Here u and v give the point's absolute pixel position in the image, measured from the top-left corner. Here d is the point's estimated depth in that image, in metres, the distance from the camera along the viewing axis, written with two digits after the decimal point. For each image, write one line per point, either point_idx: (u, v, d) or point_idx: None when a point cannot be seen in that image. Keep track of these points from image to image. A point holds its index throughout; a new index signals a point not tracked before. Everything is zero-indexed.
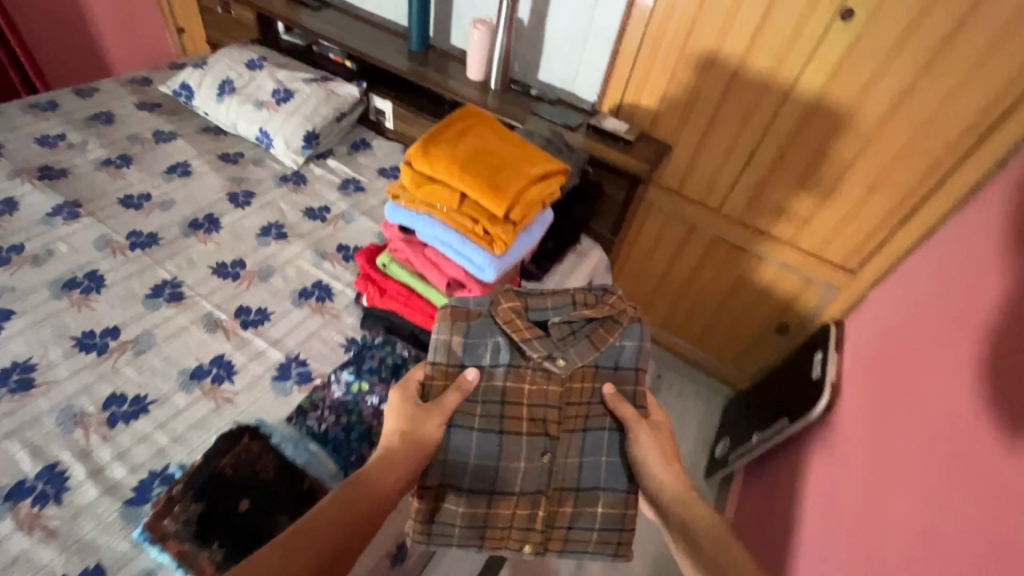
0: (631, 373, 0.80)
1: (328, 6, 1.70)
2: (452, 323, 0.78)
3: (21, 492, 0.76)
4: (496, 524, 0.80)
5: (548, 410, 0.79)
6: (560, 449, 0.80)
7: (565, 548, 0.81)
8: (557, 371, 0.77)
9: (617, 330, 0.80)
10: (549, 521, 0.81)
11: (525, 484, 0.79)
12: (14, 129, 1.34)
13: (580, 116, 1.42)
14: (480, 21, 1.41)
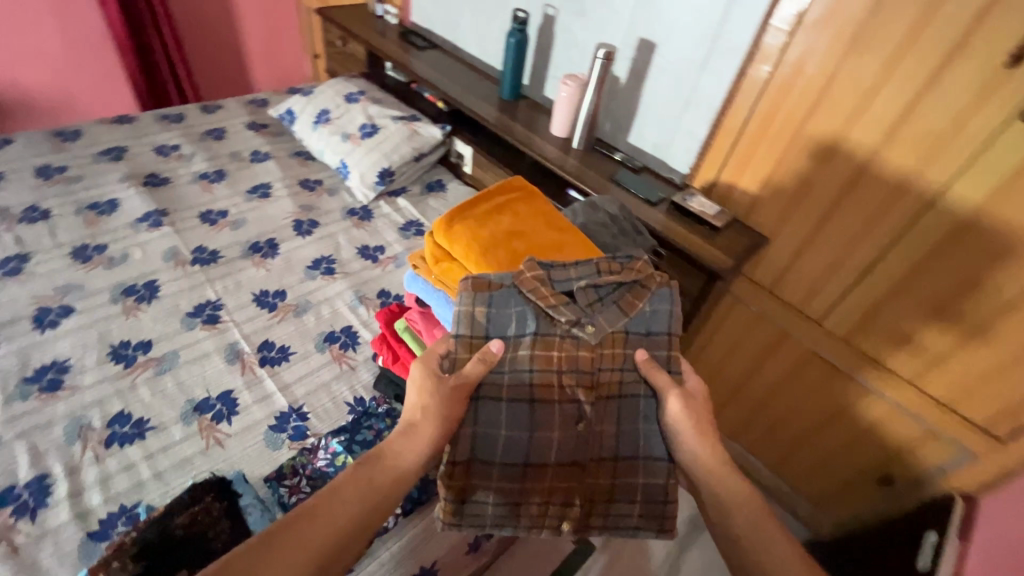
0: (666, 338, 0.77)
1: (434, 47, 1.73)
2: (476, 296, 0.76)
3: (7, 498, 0.78)
4: (529, 500, 0.74)
5: (579, 385, 0.74)
6: (599, 415, 0.75)
7: (606, 523, 0.77)
8: (586, 338, 0.75)
9: (647, 295, 0.78)
10: (589, 496, 0.76)
11: (562, 454, 0.73)
12: (142, 136, 1.50)
13: (664, 192, 1.26)
14: (571, 76, 1.32)
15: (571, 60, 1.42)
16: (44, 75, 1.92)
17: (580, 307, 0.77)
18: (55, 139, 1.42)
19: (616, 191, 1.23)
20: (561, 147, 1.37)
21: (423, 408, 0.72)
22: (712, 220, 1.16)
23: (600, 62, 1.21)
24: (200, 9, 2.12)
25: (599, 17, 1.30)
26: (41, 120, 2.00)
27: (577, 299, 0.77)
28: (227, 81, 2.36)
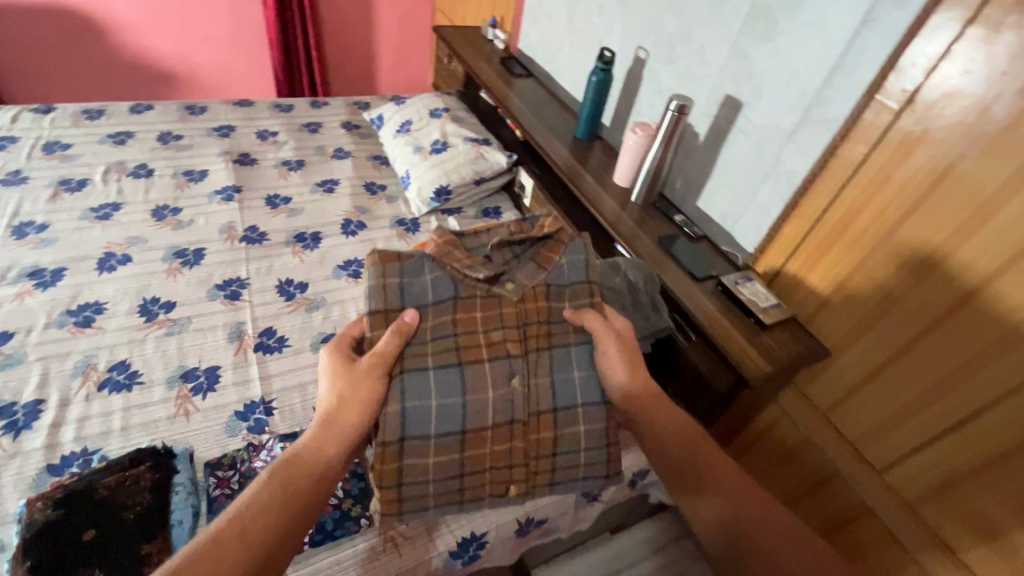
0: (586, 287, 0.84)
1: (529, 77, 1.73)
2: (385, 270, 0.78)
3: (6, 412, 0.88)
4: (472, 470, 0.76)
5: (508, 343, 0.79)
6: (533, 369, 0.80)
7: (554, 481, 0.81)
8: (508, 295, 0.81)
9: (562, 248, 0.85)
10: (532, 454, 0.79)
11: (498, 414, 0.77)
12: (251, 119, 1.68)
13: (715, 268, 1.09)
14: (641, 125, 1.21)
15: (653, 107, 1.31)
16: (208, 58, 2.25)
17: (499, 265, 0.83)
18: (184, 111, 1.65)
19: (664, 264, 1.08)
20: (618, 197, 1.26)
21: (339, 396, 0.71)
22: (761, 314, 0.97)
23: (672, 116, 1.09)
24: (344, 16, 2.35)
25: (688, 67, 1.18)
26: (200, 94, 2.35)
27: (494, 259, 0.83)
28: (355, 82, 2.58)
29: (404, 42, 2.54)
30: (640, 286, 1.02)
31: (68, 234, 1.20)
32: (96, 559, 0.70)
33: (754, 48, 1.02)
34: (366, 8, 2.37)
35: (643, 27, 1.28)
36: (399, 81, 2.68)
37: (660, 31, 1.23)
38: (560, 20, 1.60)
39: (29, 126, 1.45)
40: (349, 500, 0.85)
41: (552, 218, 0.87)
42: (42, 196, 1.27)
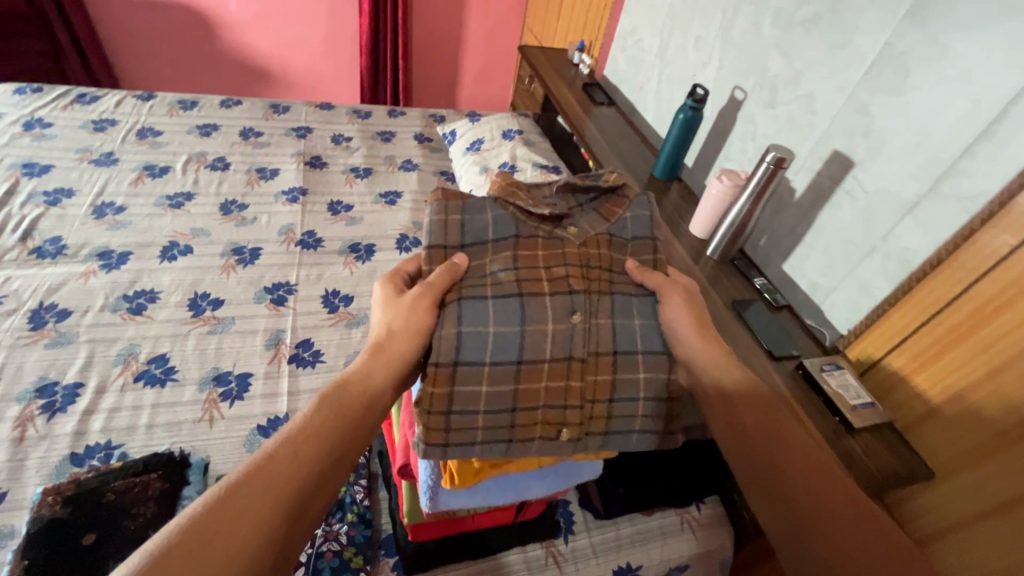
0: (650, 243, 0.72)
1: (611, 105, 1.64)
2: (446, 207, 0.68)
3: (46, 392, 0.90)
4: (527, 406, 0.61)
5: (571, 279, 0.65)
6: (594, 308, 0.65)
7: (610, 430, 0.63)
8: (570, 238, 0.69)
9: (627, 202, 0.74)
10: (587, 397, 0.63)
11: (558, 347, 0.62)
12: (329, 123, 1.71)
13: (796, 346, 0.95)
14: (728, 174, 1.09)
15: (744, 153, 1.18)
16: (302, 60, 2.35)
17: (562, 209, 0.73)
18: (268, 109, 1.70)
19: (734, 333, 0.96)
20: (692, 249, 1.13)
21: (390, 326, 0.60)
22: (847, 412, 0.82)
23: (766, 168, 0.96)
24: (434, 30, 2.38)
25: (791, 114, 1.04)
26: (291, 94, 2.46)
27: (556, 204, 0.73)
28: (437, 93, 2.61)
29: (489, 58, 2.53)
30: None
31: (140, 218, 1.24)
32: (88, 569, 0.67)
33: (877, 102, 0.88)
34: (456, 23, 2.39)
35: (744, 65, 1.16)
36: (480, 96, 2.67)
37: (763, 71, 1.11)
38: (651, 50, 1.50)
39: (130, 112, 1.55)
40: (351, 548, 0.77)
41: (617, 172, 0.77)
42: (126, 178, 1.33)
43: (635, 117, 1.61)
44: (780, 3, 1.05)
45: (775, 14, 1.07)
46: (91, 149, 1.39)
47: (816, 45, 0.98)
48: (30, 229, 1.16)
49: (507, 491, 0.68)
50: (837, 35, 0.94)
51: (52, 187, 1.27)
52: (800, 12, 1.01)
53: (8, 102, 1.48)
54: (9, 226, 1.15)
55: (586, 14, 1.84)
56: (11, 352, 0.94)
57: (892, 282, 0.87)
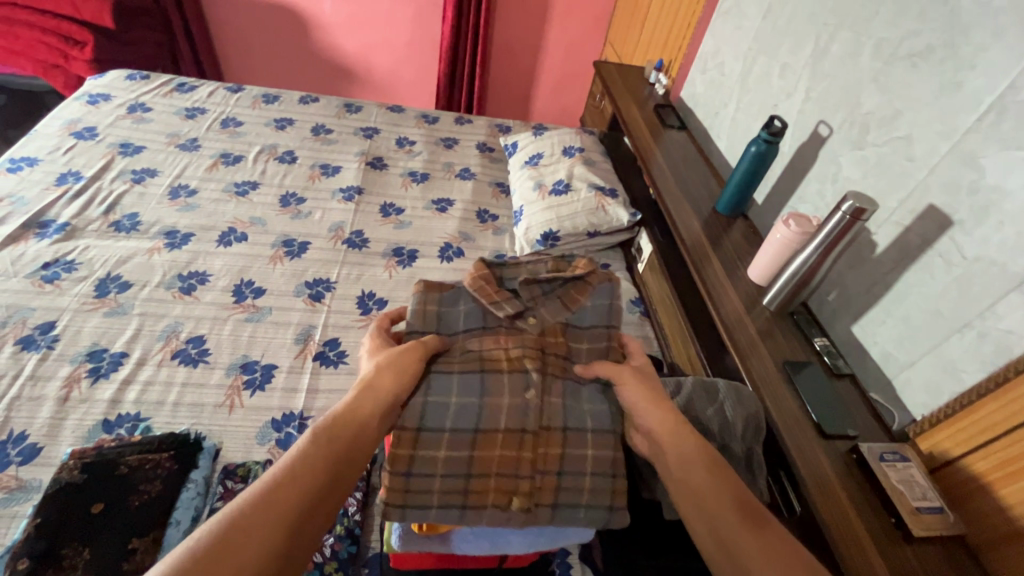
0: (605, 330, 0.77)
1: (683, 130, 1.55)
2: (425, 296, 0.76)
3: (95, 357, 0.96)
4: (480, 472, 0.63)
5: (527, 359, 0.70)
6: (547, 387, 0.69)
7: (558, 504, 0.63)
8: (530, 328, 0.75)
9: (589, 289, 0.80)
10: (538, 468, 0.64)
11: (511, 418, 0.65)
12: (396, 126, 1.75)
13: (855, 425, 0.82)
14: (796, 218, 0.98)
15: (822, 196, 1.06)
16: (385, 62, 2.43)
17: (526, 298, 0.79)
18: (342, 108, 1.77)
19: (780, 398, 0.84)
20: (746, 296, 1.03)
21: (385, 368, 0.65)
22: (907, 516, 0.69)
23: (841, 219, 0.85)
24: (514, 40, 2.38)
25: (883, 157, 0.91)
26: (372, 93, 2.56)
27: (522, 293, 0.79)
28: (511, 102, 2.60)
29: (567, 71, 2.50)
30: (736, 433, 0.73)
31: (208, 203, 1.32)
32: (89, 538, 0.71)
33: (990, 154, 0.74)
34: (537, 34, 2.37)
35: (833, 99, 1.04)
36: (553, 108, 2.64)
37: (854, 107, 0.99)
38: (732, 74, 1.40)
39: (219, 102, 1.67)
40: (332, 563, 0.75)
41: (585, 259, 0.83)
42: (203, 164, 1.43)
43: (706, 145, 1.50)
44: (883, 32, 0.93)
45: (876, 44, 0.94)
46: (179, 135, 1.51)
47: (921, 83, 0.85)
48: (113, 203, 1.27)
49: (483, 543, 0.67)
50: (949, 73, 0.81)
51: (139, 167, 1.38)
52: (906, 44, 0.88)
53: (120, 87, 1.64)
54: (98, 199, 1.27)
55: (669, 32, 1.75)
56: (74, 317, 1.02)
57: (985, 368, 0.73)
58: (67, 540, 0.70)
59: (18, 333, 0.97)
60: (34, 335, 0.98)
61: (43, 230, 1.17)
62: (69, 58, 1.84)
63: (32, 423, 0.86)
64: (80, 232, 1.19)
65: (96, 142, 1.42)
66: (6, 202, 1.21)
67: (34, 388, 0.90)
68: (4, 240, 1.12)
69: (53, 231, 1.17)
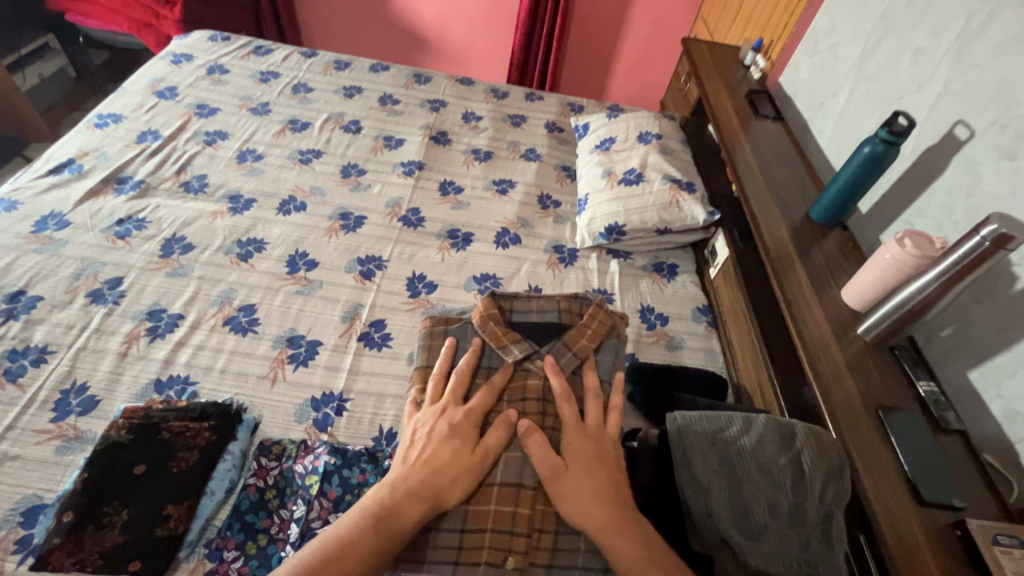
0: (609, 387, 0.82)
1: (780, 121, 1.37)
2: (432, 331, 0.86)
3: (154, 316, 0.99)
4: (475, 528, 0.68)
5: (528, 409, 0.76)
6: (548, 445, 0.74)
7: (554, 564, 0.67)
8: (536, 373, 0.79)
9: (599, 336, 0.85)
10: (535, 526, 0.68)
11: (508, 472, 0.71)
12: (463, 100, 1.68)
13: (962, 494, 0.69)
14: (911, 236, 0.82)
15: (949, 213, 0.89)
16: (460, 31, 2.36)
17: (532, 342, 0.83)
18: (411, 78, 1.72)
19: (869, 448, 0.72)
20: (837, 320, 0.89)
21: (442, 447, 0.69)
22: None
23: (978, 245, 0.70)
24: (597, 11, 2.22)
25: None
26: (445, 63, 2.50)
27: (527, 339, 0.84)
28: (586, 79, 2.46)
29: (651, 46, 2.31)
30: (812, 489, 0.62)
31: (272, 168, 1.33)
32: (132, 499, 0.73)
33: None
34: (622, 5, 2.20)
35: (981, 95, 0.85)
36: (632, 88, 2.46)
37: (1008, 107, 0.80)
38: (848, 58, 1.21)
39: (292, 67, 1.67)
40: None
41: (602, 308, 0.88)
42: (271, 129, 1.43)
43: (805, 139, 1.33)
44: None
45: None
46: (252, 98, 1.52)
47: None
48: (186, 164, 1.30)
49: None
50: None
51: (212, 129, 1.40)
52: None
53: (202, 48, 1.68)
54: (171, 159, 1.30)
55: (774, 8, 1.55)
56: (139, 274, 1.05)
57: None
58: (113, 497, 0.73)
59: (89, 286, 1.02)
60: (103, 289, 1.02)
61: (121, 185, 1.22)
62: (160, 18, 1.91)
63: (92, 375, 0.90)
64: (153, 190, 1.22)
65: (176, 102, 1.46)
66: (91, 156, 1.27)
67: (98, 340, 0.94)
68: (86, 194, 1.18)
69: (129, 188, 1.21)
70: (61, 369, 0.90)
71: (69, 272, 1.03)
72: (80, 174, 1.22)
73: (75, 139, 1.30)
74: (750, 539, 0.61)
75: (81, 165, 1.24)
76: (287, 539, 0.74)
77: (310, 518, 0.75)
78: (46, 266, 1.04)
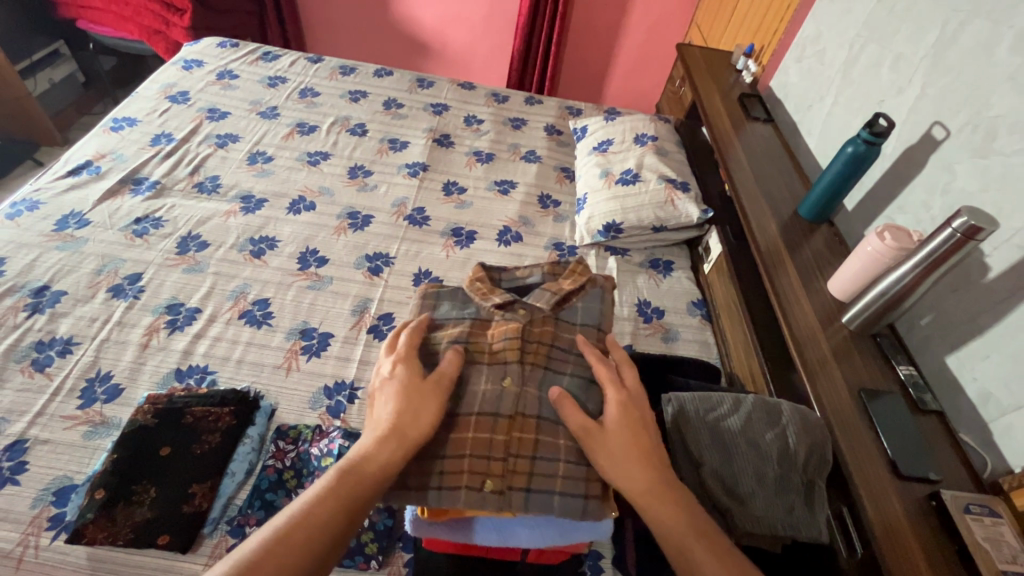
0: (596, 331, 0.82)
1: (770, 122, 1.43)
2: (424, 294, 0.86)
3: (173, 310, 1.04)
4: (454, 454, 0.69)
5: (508, 352, 0.76)
6: (524, 377, 0.75)
7: (531, 487, 0.68)
8: (518, 318, 0.79)
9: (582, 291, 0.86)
10: (511, 451, 0.70)
11: (485, 403, 0.72)
12: (465, 104, 1.74)
13: (937, 468, 0.73)
14: (892, 230, 0.87)
15: (927, 208, 0.94)
16: (460, 37, 2.42)
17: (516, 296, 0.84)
18: (414, 83, 1.78)
19: (850, 424, 0.77)
20: (823, 310, 0.94)
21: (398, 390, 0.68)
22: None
23: (950, 236, 0.75)
24: (594, 18, 2.29)
25: (1010, 169, 0.79)
26: (446, 69, 2.56)
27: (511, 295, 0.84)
28: (584, 83, 2.52)
29: (647, 52, 2.37)
30: (798, 460, 0.68)
31: (282, 169, 1.38)
32: (159, 478, 0.78)
33: None
34: (618, 12, 2.26)
35: (956, 97, 0.91)
36: (628, 92, 2.52)
37: (979, 109, 0.86)
38: (834, 63, 1.26)
39: (299, 72, 1.72)
40: (369, 533, 0.78)
41: (584, 265, 0.89)
42: (280, 132, 1.48)
43: (794, 141, 1.38)
44: None
45: (1017, 36, 0.81)
46: (261, 102, 1.57)
47: None
48: (199, 165, 1.34)
49: (492, 534, 0.71)
50: None
51: (223, 131, 1.45)
52: None
53: (211, 54, 1.73)
54: (185, 160, 1.35)
55: (764, 15, 1.61)
56: (158, 270, 1.10)
57: None
58: (141, 477, 0.77)
59: (110, 282, 1.06)
60: (123, 285, 1.06)
61: (137, 186, 1.26)
62: (170, 25, 1.96)
63: (115, 365, 0.94)
64: (168, 190, 1.27)
65: (188, 106, 1.51)
66: (107, 158, 1.31)
67: (120, 333, 0.99)
68: (104, 194, 1.22)
69: (145, 188, 1.26)
70: (87, 359, 0.94)
71: (90, 268, 1.08)
72: (98, 175, 1.26)
73: (91, 142, 1.35)
74: (739, 504, 0.66)
75: (99, 167, 1.29)
76: None
77: None
78: (68, 262, 1.08)
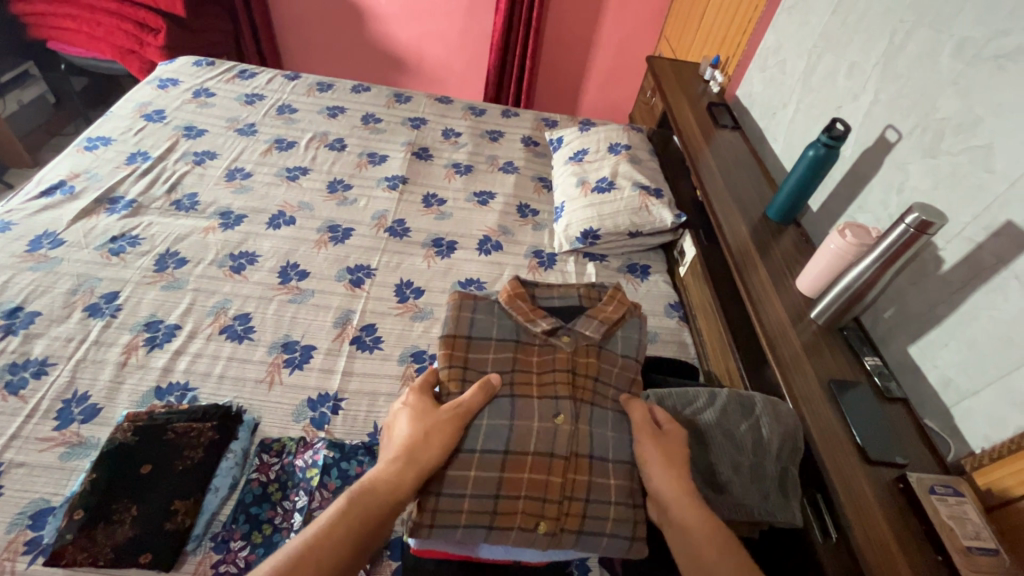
0: (636, 362, 0.83)
1: (738, 130, 1.49)
2: (460, 303, 0.83)
3: (152, 327, 1.03)
4: (509, 495, 0.68)
5: (559, 386, 0.76)
6: (577, 413, 0.74)
7: (584, 530, 0.68)
8: (563, 347, 0.81)
9: (622, 319, 0.87)
10: (567, 493, 0.69)
11: (541, 442, 0.70)
12: (443, 117, 1.77)
13: (903, 452, 0.77)
14: (852, 227, 0.92)
15: (885, 206, 0.99)
16: (437, 53, 2.46)
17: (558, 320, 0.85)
18: (392, 98, 1.80)
19: (821, 413, 0.80)
20: (793, 307, 0.98)
21: (420, 423, 0.70)
22: (957, 554, 0.64)
23: (904, 231, 0.79)
24: (567, 33, 2.35)
25: (957, 167, 0.84)
26: (423, 84, 2.59)
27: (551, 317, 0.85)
28: (559, 97, 2.58)
29: (619, 65, 2.44)
30: (770, 450, 0.70)
31: (261, 185, 1.38)
32: (141, 496, 0.77)
33: None
34: (590, 27, 2.33)
35: (905, 102, 0.96)
36: (603, 104, 2.59)
37: (927, 112, 0.91)
38: (794, 73, 1.33)
39: (276, 89, 1.73)
40: None
41: (621, 292, 0.90)
42: (259, 149, 1.49)
43: (761, 147, 1.44)
44: (967, 31, 0.85)
45: (957, 45, 0.87)
46: (238, 119, 1.58)
47: (1007, 86, 0.78)
48: (176, 183, 1.34)
49: (498, 549, 0.71)
50: None
51: (200, 149, 1.45)
52: (992, 45, 0.81)
53: (187, 72, 1.73)
54: (162, 178, 1.34)
55: (728, 28, 1.68)
56: (135, 288, 1.09)
57: None
58: (124, 495, 0.77)
59: (86, 301, 1.05)
60: (100, 303, 1.05)
61: (113, 205, 1.25)
62: (144, 44, 1.96)
63: (93, 384, 0.93)
64: (145, 209, 1.26)
65: (164, 125, 1.51)
66: (82, 177, 1.30)
67: (97, 352, 0.97)
68: (79, 214, 1.21)
69: (121, 207, 1.25)
70: (63, 379, 0.93)
71: (65, 288, 1.07)
72: (71, 196, 1.25)
73: (64, 162, 1.34)
74: (719, 494, 0.68)
75: (73, 187, 1.28)
76: (290, 528, 0.79)
77: (312, 508, 0.80)
78: (42, 283, 1.07)
